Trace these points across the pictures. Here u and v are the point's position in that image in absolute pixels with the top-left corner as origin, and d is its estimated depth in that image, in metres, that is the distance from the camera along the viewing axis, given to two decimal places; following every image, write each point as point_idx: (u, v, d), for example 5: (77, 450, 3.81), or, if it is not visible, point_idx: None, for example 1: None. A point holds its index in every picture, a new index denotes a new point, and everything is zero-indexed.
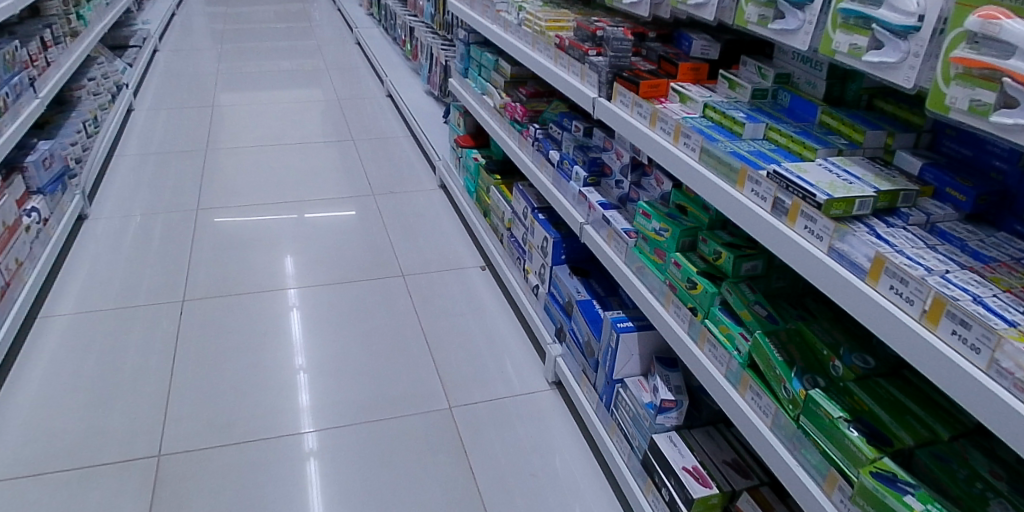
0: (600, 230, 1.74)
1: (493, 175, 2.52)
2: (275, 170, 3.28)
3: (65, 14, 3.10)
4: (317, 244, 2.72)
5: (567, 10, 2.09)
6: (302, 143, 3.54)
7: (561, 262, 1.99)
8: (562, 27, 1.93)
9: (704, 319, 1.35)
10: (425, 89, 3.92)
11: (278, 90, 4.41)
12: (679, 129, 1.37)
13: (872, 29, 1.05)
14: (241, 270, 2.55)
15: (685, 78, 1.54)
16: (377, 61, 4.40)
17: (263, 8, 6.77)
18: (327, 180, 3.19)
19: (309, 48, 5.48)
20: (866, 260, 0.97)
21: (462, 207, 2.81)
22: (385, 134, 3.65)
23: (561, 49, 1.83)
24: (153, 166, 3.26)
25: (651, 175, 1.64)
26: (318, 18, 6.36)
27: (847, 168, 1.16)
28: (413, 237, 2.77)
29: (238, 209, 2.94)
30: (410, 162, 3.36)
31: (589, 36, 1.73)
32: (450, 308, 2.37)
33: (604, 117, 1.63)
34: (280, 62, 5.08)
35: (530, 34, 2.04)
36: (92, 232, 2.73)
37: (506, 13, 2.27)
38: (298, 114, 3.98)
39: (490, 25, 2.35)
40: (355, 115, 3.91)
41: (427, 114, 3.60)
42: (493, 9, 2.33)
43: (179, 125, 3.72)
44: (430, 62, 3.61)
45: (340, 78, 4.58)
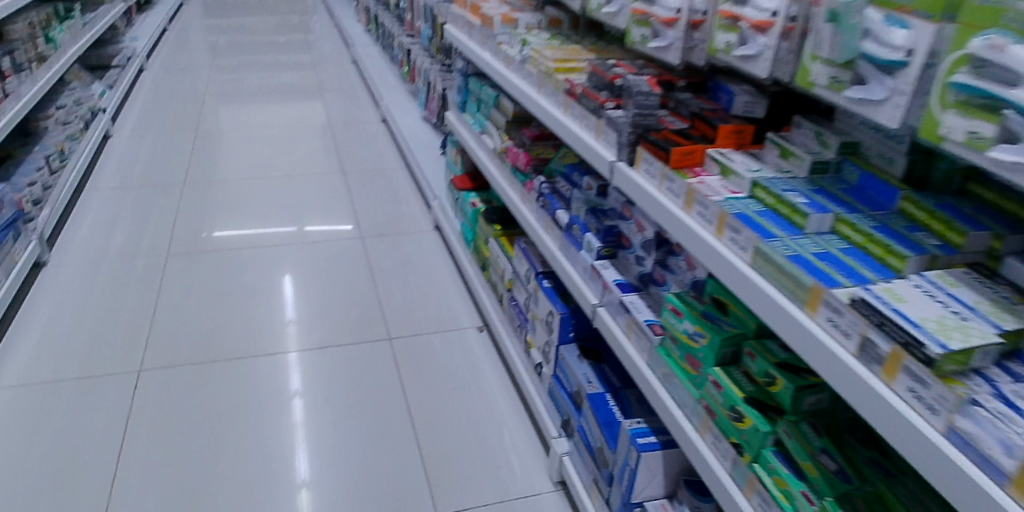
0: (616, 317, 1.44)
1: (493, 226, 2.23)
2: (258, 206, 3.01)
3: (31, 38, 2.84)
4: (302, 294, 2.44)
5: (578, 47, 1.80)
6: (290, 175, 3.27)
7: (569, 340, 1.71)
8: (571, 69, 1.63)
9: (753, 464, 1.05)
10: (423, 116, 3.64)
11: (268, 112, 4.14)
12: (723, 219, 1.08)
13: (1002, 115, 0.75)
14: (218, 324, 2.27)
15: (725, 142, 1.25)
16: (373, 83, 4.13)
17: (261, 20, 6.52)
18: (312, 219, 2.91)
19: (305, 64, 5.22)
20: (1008, 459, 0.67)
21: (458, 254, 2.52)
22: (379, 166, 3.38)
23: (572, 96, 1.54)
24: (126, 201, 2.99)
25: (680, 254, 1.36)
26: (317, 33, 6.11)
27: (953, 290, 0.87)
28: (405, 289, 2.49)
29: (236, 221, 2.88)
30: (405, 199, 3.08)
31: (605, 84, 1.44)
32: (443, 380, 2.08)
33: (623, 187, 1.33)
34: (274, 79, 4.82)
35: (536, 73, 1.74)
36: (49, 281, 2.45)
37: (507, 47, 1.97)
38: (288, 139, 3.71)
39: (489, 60, 2.06)
40: (348, 143, 3.64)
41: (424, 144, 3.32)
42: (493, 41, 2.04)
43: (159, 153, 3.45)
44: (428, 89, 3.34)
45: (335, 100, 4.31)
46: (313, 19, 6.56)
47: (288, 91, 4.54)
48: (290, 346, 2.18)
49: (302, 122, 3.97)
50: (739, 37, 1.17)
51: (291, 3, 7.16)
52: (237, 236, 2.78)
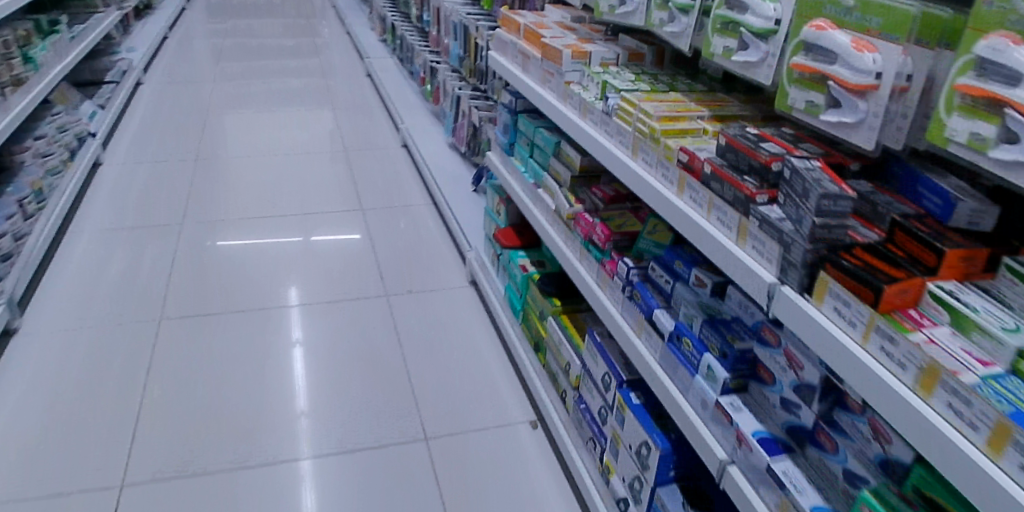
0: (761, 487, 1.05)
1: (550, 300, 1.83)
2: (265, 252, 2.61)
3: (7, 59, 2.45)
4: (309, 375, 2.03)
5: (675, 94, 1.38)
6: (302, 213, 2.88)
7: (668, 479, 1.31)
8: (681, 131, 1.22)
9: None
10: (450, 142, 3.22)
11: (276, 131, 3.75)
12: (1007, 432, 0.68)
13: None
14: (212, 415, 1.87)
15: (949, 273, 0.86)
16: (391, 101, 3.73)
17: (267, 25, 6.10)
18: (325, 271, 2.51)
19: (313, 74, 4.80)
20: None
21: (500, 321, 2.12)
22: (402, 203, 2.98)
23: (693, 173, 1.13)
24: (116, 246, 2.61)
25: (860, 414, 0.96)
26: (326, 38, 5.71)
27: None
28: (438, 366, 2.09)
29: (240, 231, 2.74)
30: (432, 245, 2.68)
31: (748, 164, 1.04)
32: (493, 495, 1.68)
33: (791, 324, 0.94)
34: (281, 91, 4.40)
35: (627, 133, 1.32)
36: (20, 353, 2.06)
37: (577, 90, 1.56)
38: (298, 166, 3.31)
39: (553, 103, 1.64)
40: (365, 173, 3.23)
41: (452, 180, 2.91)
42: (558, 80, 1.63)
43: (155, 185, 3.06)
44: (458, 114, 2.94)
45: (348, 119, 3.89)
46: (321, 24, 6.13)
47: (296, 106, 4.12)
48: (300, 450, 1.78)
49: (313, 144, 3.55)
50: (1001, 129, 0.75)
51: (297, 5, 6.75)
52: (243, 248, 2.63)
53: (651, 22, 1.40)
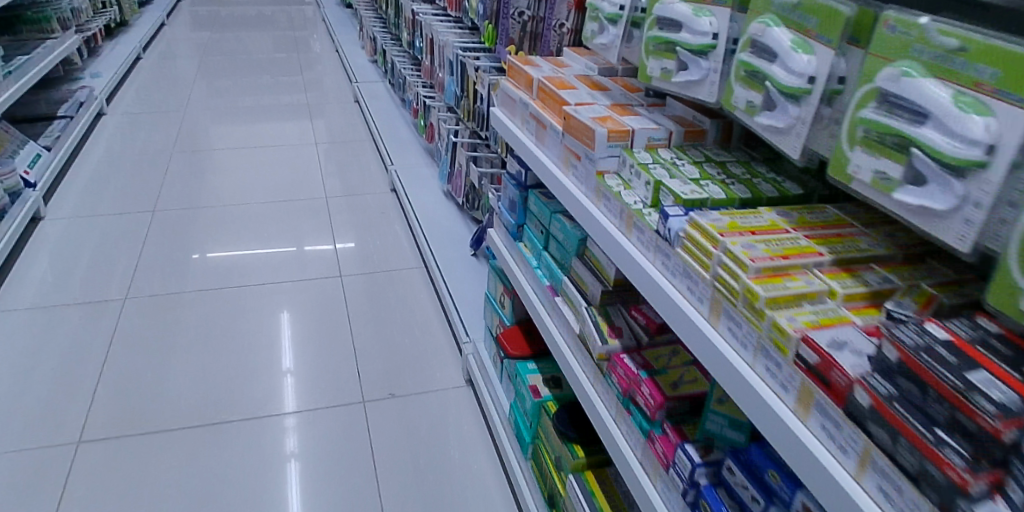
0: None
1: (570, 447, 1.34)
2: (223, 334, 2.17)
3: None
4: (294, 483, 1.66)
5: (762, 210, 0.92)
6: (270, 283, 2.42)
7: None
8: (795, 297, 0.76)
9: None
10: (446, 190, 2.76)
11: (250, 168, 3.29)
12: None
13: None
14: (190, 492, 1.62)
15: None
16: (381, 134, 3.28)
17: (257, 38, 5.66)
18: (304, 338, 2.15)
19: (298, 97, 4.33)
20: None
21: (504, 448, 1.64)
22: (389, 268, 2.52)
23: (826, 382, 0.68)
24: (40, 328, 2.16)
25: None
26: (316, 54, 5.26)
27: None
28: (427, 505, 1.62)
29: (225, 259, 2.56)
30: (423, 326, 2.22)
31: (944, 411, 0.58)
32: None
33: None
34: (261, 117, 3.94)
35: (702, 279, 0.85)
36: None
37: (615, 187, 1.09)
38: (272, 216, 2.85)
39: (580, 198, 1.17)
40: (348, 228, 2.78)
41: (447, 242, 2.45)
42: (587, 168, 1.15)
43: (102, 244, 2.62)
44: (453, 162, 2.48)
45: (332, 155, 3.43)
46: (312, 38, 5.67)
47: (276, 138, 3.66)
48: None
49: (290, 187, 3.10)
50: None
51: (286, 18, 6.32)
52: (228, 279, 2.45)
53: (731, 103, 0.94)
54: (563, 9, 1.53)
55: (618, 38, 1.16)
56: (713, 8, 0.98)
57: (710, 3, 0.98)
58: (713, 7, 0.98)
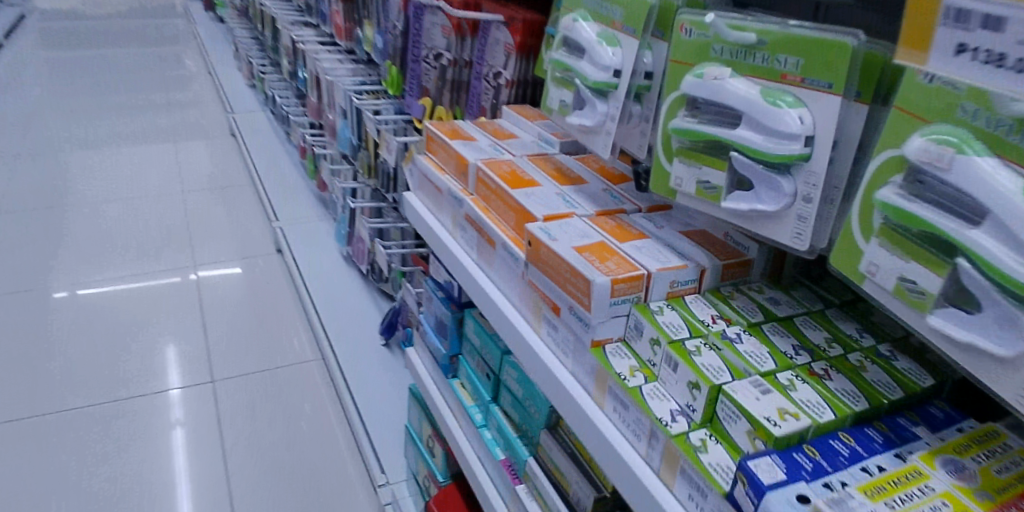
0: None
1: None
2: (46, 487, 1.57)
3: None
4: None
5: (923, 468, 0.52)
6: (147, 394, 1.85)
7: None
8: None
9: None
10: (344, 254, 2.25)
11: (96, 228, 2.64)
12: None
13: None
14: None
15: None
16: (262, 179, 2.72)
17: (114, 54, 4.88)
18: (163, 484, 1.59)
19: (162, 127, 3.65)
20: None
21: None
22: (277, 362, 1.99)
23: None
24: None
25: None
26: (185, 73, 4.55)
27: None
28: None
29: (54, 364, 1.94)
30: (325, 451, 1.71)
31: None
32: None
33: None
34: (113, 156, 3.25)
35: None
36: None
37: (630, 378, 0.65)
38: (123, 296, 2.24)
39: (562, 379, 0.72)
40: (224, 307, 2.21)
41: (350, 327, 1.95)
42: (574, 333, 0.71)
43: None
44: (352, 224, 1.98)
45: (202, 206, 2.82)
46: (181, 55, 4.94)
47: (132, 185, 3.00)
48: None
49: (149, 253, 2.48)
50: None
51: (150, 32, 5.53)
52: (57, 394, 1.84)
53: (853, 269, 0.52)
54: (499, 52, 1.09)
55: (611, 120, 0.73)
56: (798, 91, 0.56)
57: (792, 82, 0.56)
58: (797, 89, 0.56)
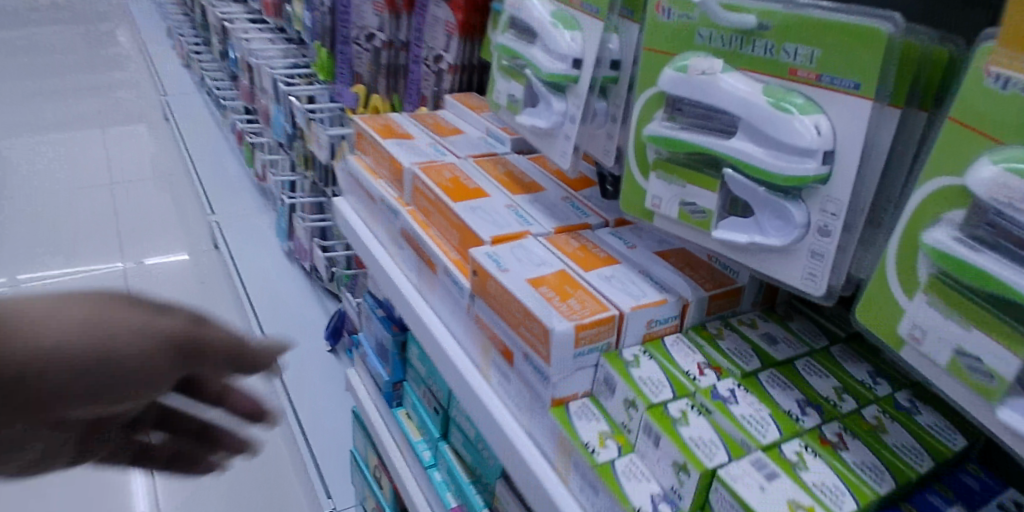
0: None
1: None
2: None
3: None
4: None
5: None
6: None
7: None
8: None
9: None
10: (286, 250, 2.07)
11: (12, 225, 2.40)
12: None
13: None
14: None
15: None
16: (197, 168, 2.51)
17: (37, 33, 4.53)
18: None
19: (89, 112, 3.38)
20: None
21: None
22: None
23: None
24: None
25: None
26: (115, 53, 4.24)
27: None
28: None
29: None
30: (268, 471, 1.55)
31: None
32: None
33: None
34: (33, 144, 2.99)
35: None
36: None
37: (600, 453, 0.52)
38: None
39: (515, 441, 0.59)
40: None
41: (293, 332, 1.78)
42: (529, 386, 0.58)
43: None
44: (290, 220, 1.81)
45: (134, 198, 2.60)
46: (111, 32, 4.61)
47: (54, 176, 2.75)
48: None
49: (71, 253, 2.26)
50: None
51: (78, 9, 5.16)
52: None
53: (887, 329, 0.40)
54: (439, 32, 0.93)
55: (571, 121, 0.59)
56: (813, 92, 0.43)
57: (804, 79, 0.43)
58: (811, 89, 0.43)
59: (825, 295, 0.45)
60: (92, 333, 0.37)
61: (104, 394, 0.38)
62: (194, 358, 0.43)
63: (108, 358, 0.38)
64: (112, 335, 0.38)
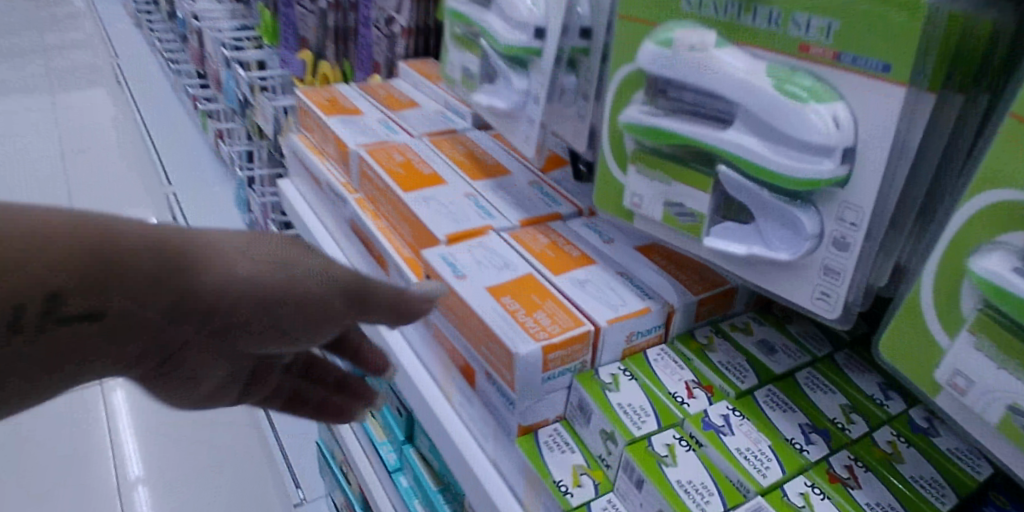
0: None
1: None
2: None
3: None
4: None
5: None
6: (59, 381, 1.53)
7: None
8: None
9: None
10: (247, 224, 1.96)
11: None
12: None
13: None
14: None
15: None
16: (150, 137, 2.36)
17: None
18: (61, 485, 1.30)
19: (35, 76, 3.18)
20: None
21: None
22: None
23: None
24: None
25: None
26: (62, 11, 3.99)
27: None
28: None
29: None
30: None
31: None
32: None
33: None
34: None
35: None
36: None
37: (574, 494, 0.45)
38: None
39: (479, 471, 0.52)
40: None
41: None
42: (493, 410, 0.51)
43: None
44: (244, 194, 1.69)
45: (85, 169, 2.45)
46: None
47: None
48: None
49: None
50: None
51: None
52: None
53: (918, 371, 0.33)
54: None
55: (535, 102, 0.50)
56: (829, 75, 0.35)
57: (817, 59, 0.35)
58: (827, 70, 0.35)
59: (842, 320, 0.38)
60: (265, 262, 0.37)
61: (281, 323, 0.38)
62: (363, 307, 0.42)
63: (281, 291, 0.37)
64: (293, 274, 0.38)
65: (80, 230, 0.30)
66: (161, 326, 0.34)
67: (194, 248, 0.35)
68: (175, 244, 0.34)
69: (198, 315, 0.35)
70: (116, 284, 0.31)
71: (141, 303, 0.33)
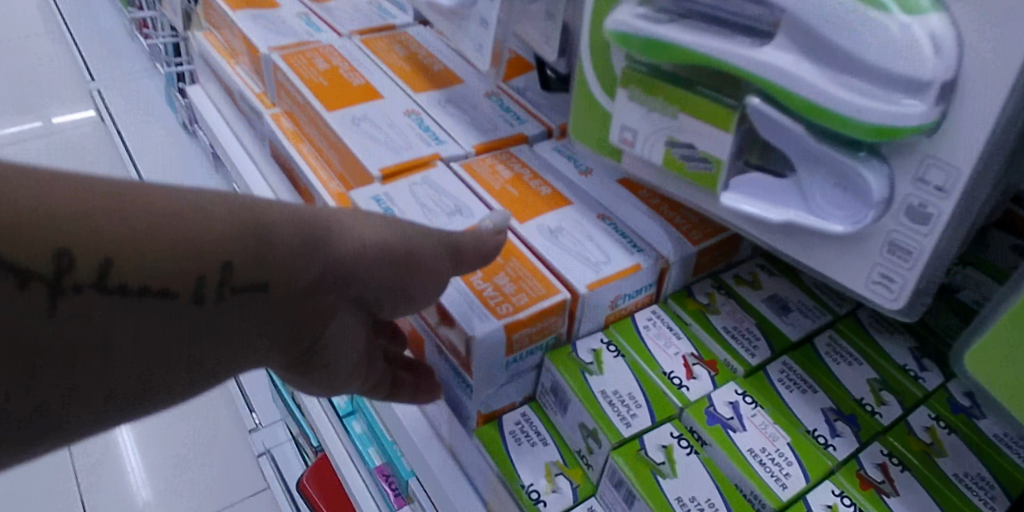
0: None
1: None
2: None
3: None
4: None
5: None
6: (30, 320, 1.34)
7: None
8: None
9: None
10: None
11: None
12: None
13: None
14: None
15: None
16: None
17: None
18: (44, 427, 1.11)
19: None
20: None
21: None
22: None
23: None
24: None
25: None
26: None
27: None
28: None
29: None
30: None
31: None
32: None
33: None
34: None
35: None
36: None
37: (548, 503, 0.37)
38: None
39: (433, 463, 0.43)
40: None
41: None
42: (450, 391, 0.41)
43: None
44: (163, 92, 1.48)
45: None
46: None
47: None
48: None
49: None
50: None
51: None
52: None
53: None
54: None
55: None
56: None
57: None
58: None
59: (906, 311, 0.28)
60: (401, 226, 0.32)
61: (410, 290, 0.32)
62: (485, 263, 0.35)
63: (416, 255, 0.32)
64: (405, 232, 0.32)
65: (229, 208, 0.26)
66: (290, 309, 0.28)
67: (328, 217, 0.30)
68: (312, 216, 0.29)
69: (326, 292, 0.29)
70: (264, 260, 0.27)
71: (297, 280, 0.28)
